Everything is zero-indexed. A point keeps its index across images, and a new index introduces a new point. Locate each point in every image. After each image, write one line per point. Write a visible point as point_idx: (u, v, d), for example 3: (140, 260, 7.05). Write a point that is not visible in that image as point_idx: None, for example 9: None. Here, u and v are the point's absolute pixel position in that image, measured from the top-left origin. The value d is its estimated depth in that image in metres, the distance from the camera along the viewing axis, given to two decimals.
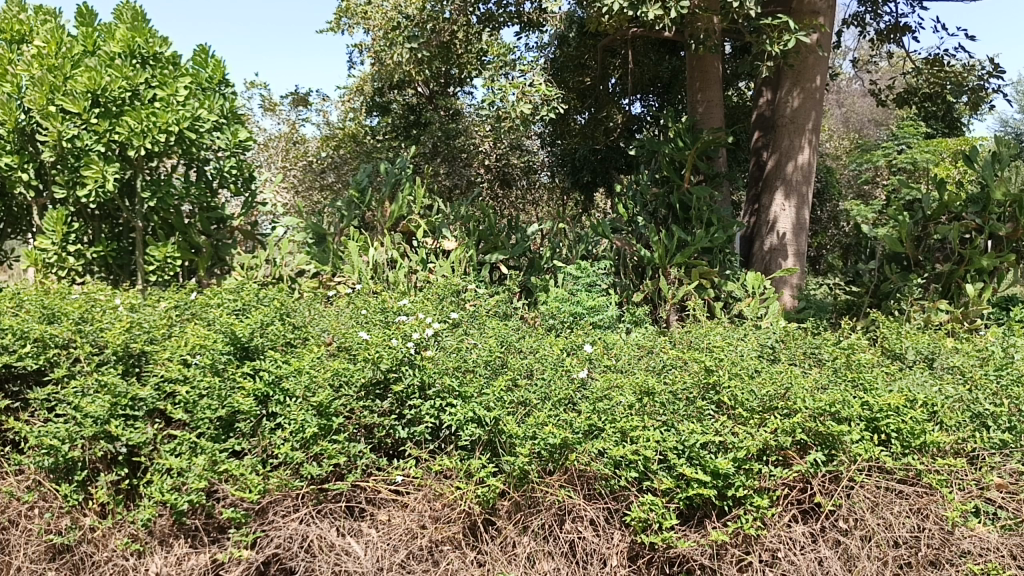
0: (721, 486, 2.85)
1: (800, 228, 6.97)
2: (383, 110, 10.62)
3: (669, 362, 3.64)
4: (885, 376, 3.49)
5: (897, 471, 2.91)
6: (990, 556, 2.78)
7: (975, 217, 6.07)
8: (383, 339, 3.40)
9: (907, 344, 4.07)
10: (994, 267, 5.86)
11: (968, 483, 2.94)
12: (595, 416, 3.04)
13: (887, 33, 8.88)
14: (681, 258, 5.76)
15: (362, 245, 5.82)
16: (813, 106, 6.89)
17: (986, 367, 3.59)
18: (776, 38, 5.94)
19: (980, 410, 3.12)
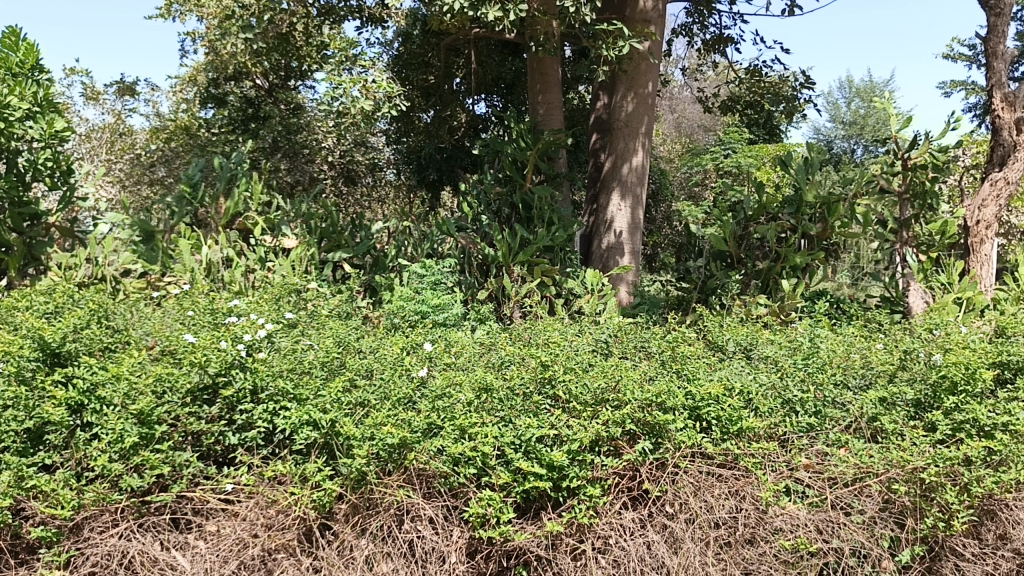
0: (556, 478, 2.93)
1: (635, 228, 7.26)
2: (218, 102, 10.31)
3: (507, 358, 3.69)
4: (706, 366, 3.70)
5: (717, 456, 3.11)
6: (798, 532, 2.92)
7: (790, 217, 6.55)
8: (211, 341, 3.26)
9: (728, 336, 4.35)
10: (806, 264, 6.35)
11: (780, 465, 3.12)
12: (434, 415, 3.05)
13: (711, 43, 9.41)
14: (523, 257, 5.91)
15: (194, 243, 5.53)
16: (646, 111, 7.21)
17: (795, 356, 3.89)
18: (612, 44, 6.18)
19: (789, 396, 3.36)
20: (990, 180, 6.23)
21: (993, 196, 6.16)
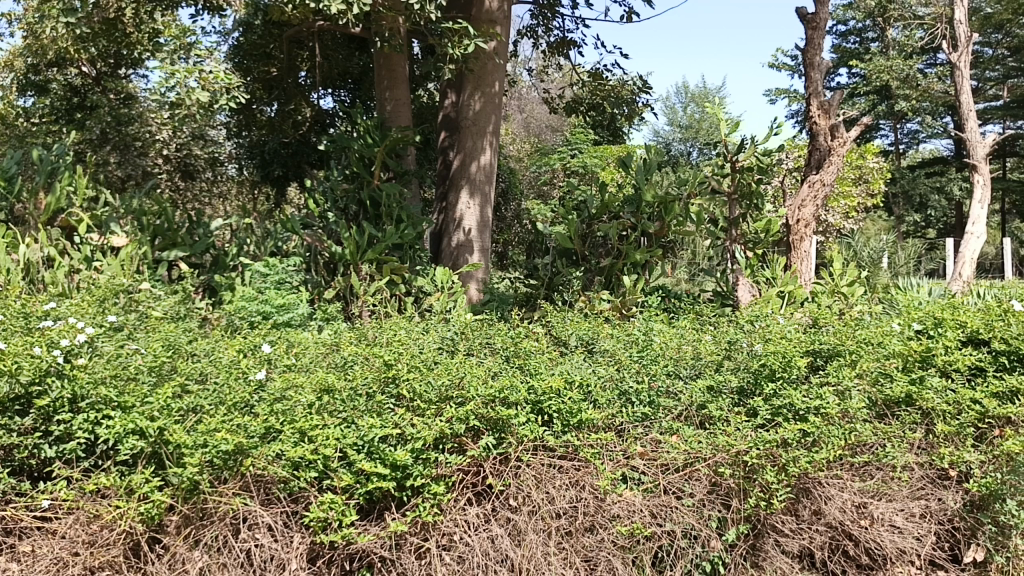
0: (399, 477, 2.91)
1: (484, 226, 7.33)
2: (39, 90, 10.20)
3: (350, 358, 3.62)
4: (548, 361, 3.78)
5: (558, 448, 3.19)
6: (634, 517, 3.08)
7: (630, 216, 6.82)
8: (24, 348, 3.01)
9: (570, 331, 4.49)
10: (646, 261, 6.64)
11: (616, 454, 3.25)
12: (272, 418, 2.94)
13: (556, 46, 9.65)
14: (372, 254, 5.81)
15: (9, 242, 5.10)
16: (493, 110, 7.31)
17: (631, 349, 4.06)
18: (457, 43, 6.21)
19: (625, 388, 3.50)
20: (809, 182, 6.65)
21: (812, 197, 6.58)
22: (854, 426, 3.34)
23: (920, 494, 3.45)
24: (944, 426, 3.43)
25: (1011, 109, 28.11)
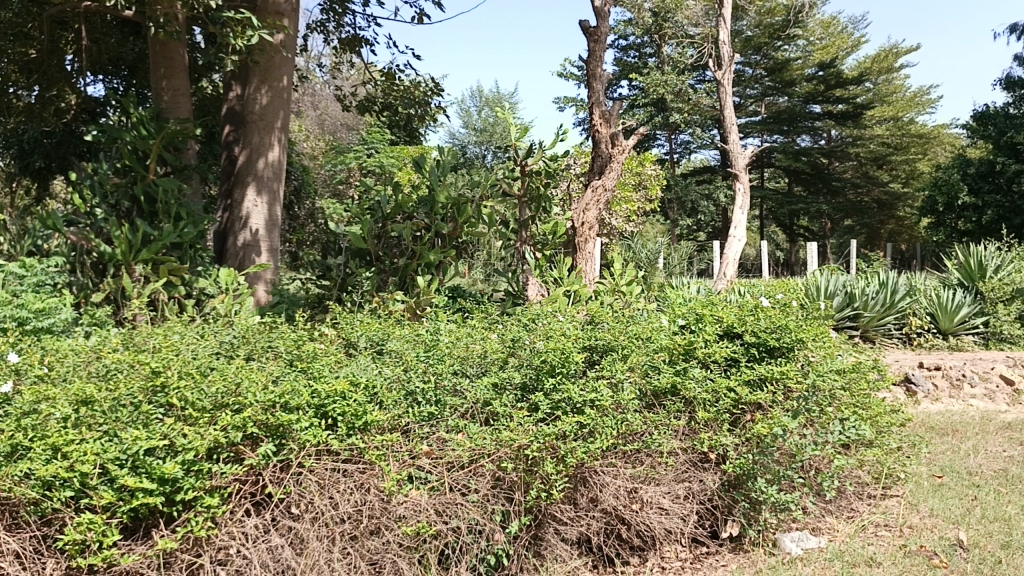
0: (169, 492, 2.73)
1: (272, 225, 7.07)
2: None
3: (114, 366, 3.35)
4: (333, 363, 3.70)
5: (342, 452, 3.11)
6: (419, 517, 3.09)
7: (423, 216, 6.81)
8: None
9: (360, 332, 4.44)
10: (439, 262, 6.71)
11: (402, 455, 3.23)
12: (19, 435, 2.70)
13: (347, 43, 9.50)
14: (147, 254, 5.40)
15: None
16: (280, 106, 7.07)
17: (418, 348, 4.06)
18: (239, 33, 5.95)
19: (412, 388, 3.50)
20: (592, 187, 7.07)
21: (594, 202, 7.01)
22: (626, 416, 3.56)
23: (683, 477, 3.78)
24: (705, 413, 3.75)
25: (767, 124, 31.16)
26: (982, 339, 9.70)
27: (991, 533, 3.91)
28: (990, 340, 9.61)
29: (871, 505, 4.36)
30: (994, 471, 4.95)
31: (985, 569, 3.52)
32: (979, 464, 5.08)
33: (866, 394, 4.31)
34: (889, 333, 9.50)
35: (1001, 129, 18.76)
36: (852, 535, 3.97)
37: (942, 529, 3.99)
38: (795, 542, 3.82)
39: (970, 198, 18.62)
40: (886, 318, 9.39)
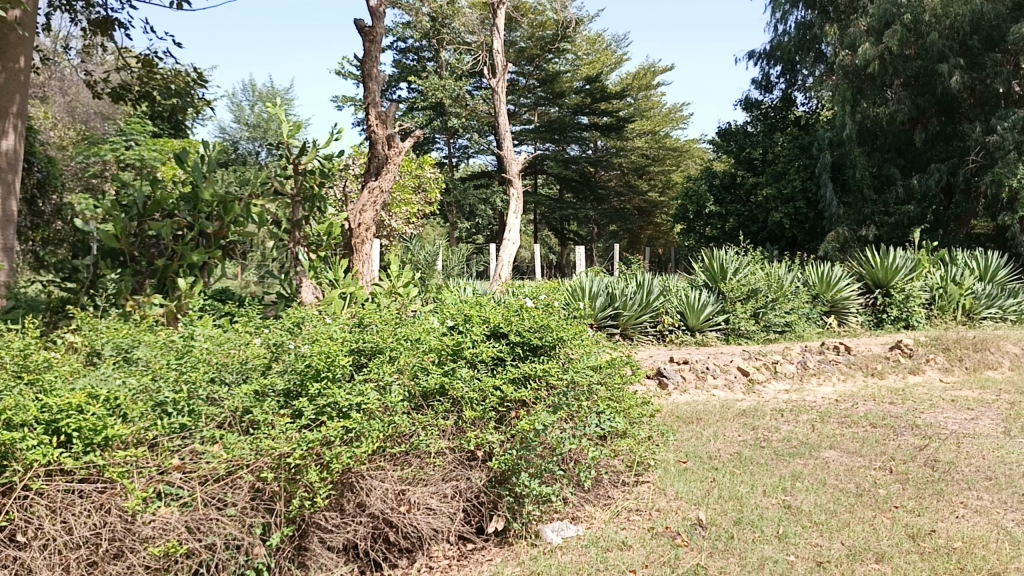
0: None
1: (6, 221, 6.33)
2: None
3: None
4: (68, 374, 3.38)
5: (77, 471, 2.88)
6: (168, 536, 2.92)
7: (186, 215, 6.42)
8: None
9: (105, 340, 4.10)
10: (203, 262, 6.36)
11: (148, 470, 3.03)
12: None
13: (97, 25, 8.76)
14: None
15: None
16: (15, 89, 6.38)
17: (169, 356, 3.79)
18: None
19: (161, 399, 3.31)
20: (369, 188, 6.91)
21: (371, 203, 6.86)
22: (393, 418, 3.54)
23: (451, 476, 3.83)
24: (471, 412, 3.84)
25: (540, 133, 32.44)
26: (723, 335, 10.63)
27: (725, 511, 4.33)
28: (730, 336, 10.57)
29: (624, 492, 4.65)
30: (730, 454, 5.48)
31: (718, 545, 3.90)
32: (718, 448, 5.61)
33: (620, 388, 4.62)
34: (645, 331, 10.33)
35: (740, 145, 20.86)
36: (607, 522, 4.22)
37: (684, 511, 4.35)
38: (555, 533, 4.03)
39: (715, 207, 20.51)
40: (643, 317, 10.20)
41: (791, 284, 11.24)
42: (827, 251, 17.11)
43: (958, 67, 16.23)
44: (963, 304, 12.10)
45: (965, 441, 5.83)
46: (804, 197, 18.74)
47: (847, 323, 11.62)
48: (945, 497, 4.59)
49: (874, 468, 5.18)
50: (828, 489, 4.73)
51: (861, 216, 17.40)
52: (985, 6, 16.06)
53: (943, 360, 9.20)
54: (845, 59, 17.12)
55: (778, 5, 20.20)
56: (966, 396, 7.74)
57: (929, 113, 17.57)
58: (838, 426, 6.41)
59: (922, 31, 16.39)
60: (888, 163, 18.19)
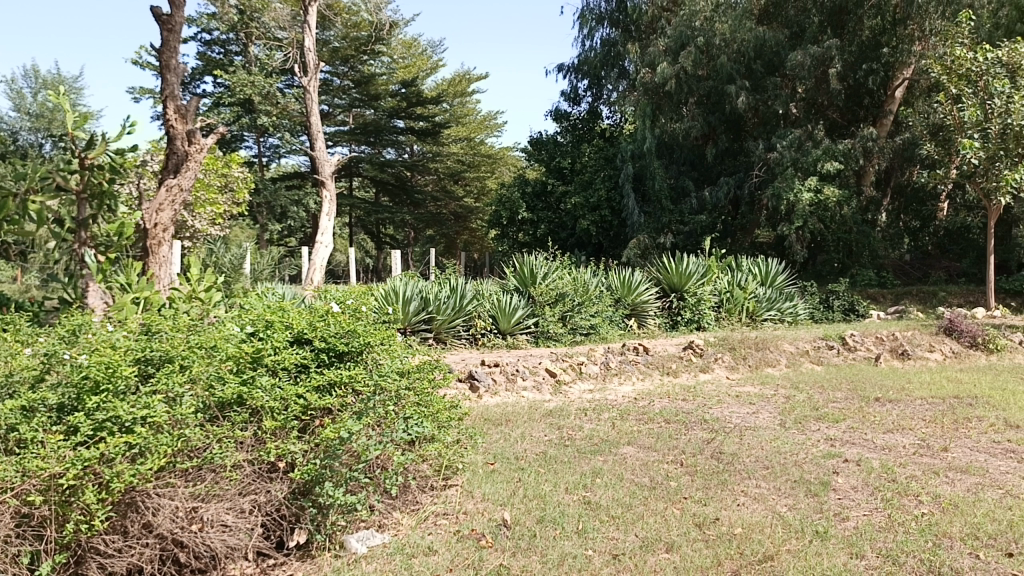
0: None
1: None
2: None
3: None
4: None
5: None
6: None
7: None
8: None
9: None
10: None
11: None
12: None
13: None
14: None
15: None
16: None
17: None
18: None
19: None
20: (166, 186, 6.50)
21: (169, 202, 6.45)
22: (183, 431, 3.32)
23: (248, 490, 3.66)
24: (271, 422, 3.68)
25: (355, 135, 31.87)
26: (533, 337, 10.91)
27: (529, 510, 4.44)
28: (539, 339, 10.87)
29: (433, 496, 4.64)
30: (535, 454, 5.63)
31: (522, 544, 3.99)
32: (524, 449, 5.74)
33: (427, 392, 4.65)
34: (458, 334, 10.43)
35: (550, 154, 21.55)
36: (414, 528, 4.20)
37: (490, 512, 4.42)
38: (360, 542, 3.96)
39: (528, 213, 21.06)
40: (456, 321, 10.32)
41: (596, 289, 11.72)
42: (630, 258, 18.04)
43: (744, 89, 17.65)
44: (747, 306, 13.15)
45: (746, 433, 6.33)
46: (609, 206, 19.64)
47: (647, 325, 12.30)
48: (728, 486, 4.95)
49: (667, 461, 5.51)
50: (625, 484, 4.97)
51: (660, 224, 18.48)
52: (766, 34, 17.61)
53: (729, 359, 9.95)
54: (646, 76, 18.11)
55: (586, 20, 21.01)
56: (748, 391, 8.43)
57: (719, 130, 18.98)
58: (635, 423, 6.77)
59: (712, 54, 17.87)
60: (683, 175, 19.45)
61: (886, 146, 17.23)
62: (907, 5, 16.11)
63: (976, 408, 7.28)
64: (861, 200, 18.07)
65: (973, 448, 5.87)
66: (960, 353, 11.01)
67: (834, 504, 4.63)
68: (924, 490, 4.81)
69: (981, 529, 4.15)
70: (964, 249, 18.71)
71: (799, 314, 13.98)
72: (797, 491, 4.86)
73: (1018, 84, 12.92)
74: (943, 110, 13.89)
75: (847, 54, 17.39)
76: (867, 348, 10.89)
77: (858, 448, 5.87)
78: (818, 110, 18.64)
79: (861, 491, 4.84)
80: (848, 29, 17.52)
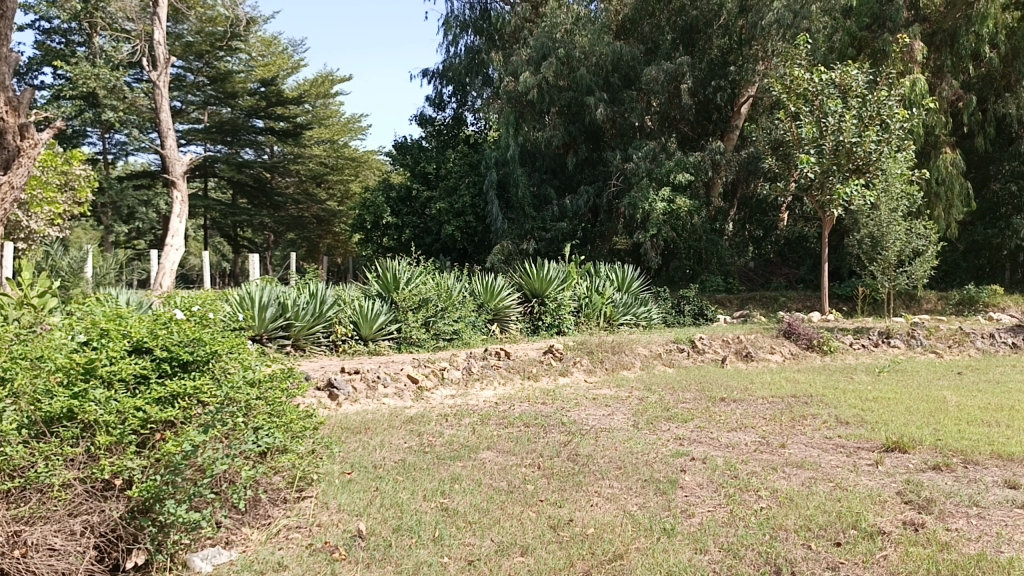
0: None
1: None
2: None
3: None
4: None
5: None
6: None
7: None
8: None
9: None
10: None
11: None
12: None
13: None
14: None
15: None
16: None
17: None
18: None
19: None
20: None
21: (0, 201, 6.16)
22: None
23: (79, 511, 3.49)
24: (105, 437, 3.48)
25: (210, 133, 30.53)
26: (395, 344, 10.81)
27: (385, 520, 4.40)
28: (402, 345, 10.79)
29: (285, 510, 4.49)
30: (394, 462, 5.56)
31: (376, 555, 3.96)
32: (382, 457, 5.66)
33: (280, 402, 4.53)
34: (318, 341, 10.18)
35: (415, 159, 21.41)
36: (263, 544, 4.08)
37: (345, 523, 4.35)
38: (204, 561, 3.81)
39: (392, 218, 20.86)
40: (315, 327, 10.08)
41: (459, 294, 11.71)
42: (494, 264, 18.18)
43: (602, 101, 18.20)
44: (605, 311, 13.55)
45: (602, 434, 6.52)
46: (473, 212, 19.73)
47: (509, 330, 12.44)
48: (582, 488, 5.06)
49: (525, 465, 5.58)
50: (483, 489, 4.99)
51: (523, 231, 18.73)
52: (623, 48, 18.28)
53: (587, 362, 10.22)
54: (509, 85, 18.32)
55: (450, 26, 20.98)
56: (604, 394, 8.67)
57: (579, 139, 19.49)
58: (495, 427, 6.82)
59: (573, 65, 18.30)
60: (545, 183, 19.80)
61: (733, 159, 18.24)
62: (752, 27, 17.12)
63: (811, 405, 7.81)
64: (711, 210, 19.03)
65: (807, 443, 6.29)
66: (798, 354, 11.79)
67: (681, 502, 4.82)
68: (763, 485, 5.09)
69: (812, 520, 4.44)
70: (803, 257, 20.05)
71: (653, 319, 14.53)
72: (647, 490, 5.03)
73: (848, 105, 13.95)
74: (784, 127, 14.81)
75: (697, 71, 18.34)
76: (715, 350, 11.45)
77: (704, 447, 6.15)
78: (672, 123, 19.47)
79: (706, 488, 5.07)
80: (699, 47, 18.69)
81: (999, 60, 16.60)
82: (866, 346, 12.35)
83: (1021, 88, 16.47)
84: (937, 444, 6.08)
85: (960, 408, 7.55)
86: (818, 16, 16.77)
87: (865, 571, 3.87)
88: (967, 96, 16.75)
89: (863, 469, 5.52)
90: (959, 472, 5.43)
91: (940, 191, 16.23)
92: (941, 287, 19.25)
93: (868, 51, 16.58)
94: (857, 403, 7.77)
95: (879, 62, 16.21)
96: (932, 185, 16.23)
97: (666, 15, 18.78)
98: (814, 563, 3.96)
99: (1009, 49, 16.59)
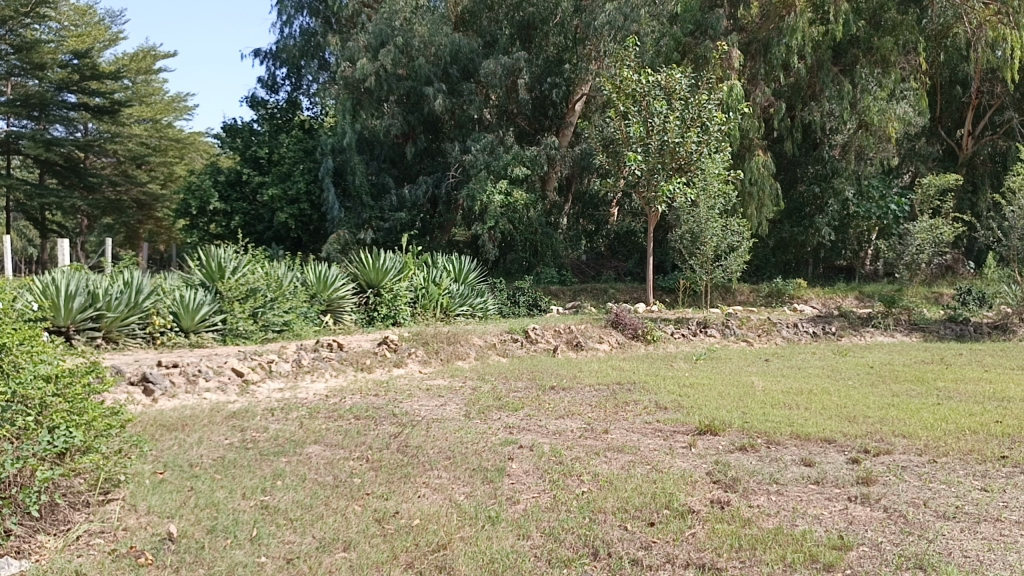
0: None
1: None
2: None
3: None
4: None
5: None
6: None
7: None
8: None
9: None
10: None
11: None
12: None
13: None
14: None
15: None
16: None
17: None
18: None
19: None
20: None
21: None
22: None
23: None
24: None
25: (13, 107, 27.87)
26: (220, 335, 10.26)
27: (199, 520, 4.20)
28: (227, 336, 10.25)
29: (88, 514, 4.17)
30: (212, 459, 5.30)
31: (186, 559, 3.78)
32: (200, 455, 5.38)
33: (81, 399, 4.21)
34: (133, 334, 9.52)
35: (246, 142, 20.55)
36: (60, 551, 3.78)
37: (154, 525, 4.12)
38: None
39: (220, 204, 19.85)
40: (130, 318, 9.46)
41: (289, 284, 11.28)
42: (330, 253, 17.68)
43: (440, 91, 18.14)
44: (441, 302, 13.51)
45: (433, 424, 6.52)
46: (307, 199, 19.11)
47: (342, 321, 12.15)
48: (409, 479, 5.02)
49: (353, 458, 5.47)
50: (307, 484, 4.85)
51: (360, 220, 18.42)
52: (461, 40, 18.34)
53: (422, 353, 10.17)
54: (346, 71, 17.73)
55: (284, 6, 20.47)
56: (439, 384, 8.66)
57: (417, 129, 19.38)
58: (325, 420, 6.64)
59: (412, 55, 18.14)
60: (383, 173, 19.44)
61: (567, 155, 18.76)
62: (585, 27, 17.80)
63: (633, 392, 8.17)
64: (546, 203, 19.48)
65: (629, 428, 6.55)
66: (624, 343, 12.34)
67: (507, 489, 4.91)
68: (586, 470, 5.26)
69: (628, 502, 4.63)
70: (631, 251, 21.02)
71: (489, 309, 14.70)
72: (475, 479, 5.07)
73: (673, 106, 14.62)
74: (614, 125, 15.27)
75: (534, 67, 18.78)
76: (548, 340, 11.70)
77: (533, 435, 6.29)
78: (509, 117, 19.67)
79: (531, 475, 5.17)
80: (535, 44, 19.10)
81: (805, 70, 17.88)
82: (685, 335, 13.09)
83: (824, 98, 17.89)
84: (744, 426, 6.52)
85: (767, 392, 8.14)
86: (646, 19, 17.44)
87: (675, 548, 4.09)
88: (777, 104, 18.01)
89: (677, 451, 5.84)
90: (763, 453, 5.84)
91: (753, 191, 17.42)
92: (754, 280, 20.65)
93: (692, 55, 17.46)
94: (675, 389, 8.19)
95: (701, 67, 17.15)
96: (746, 185, 17.39)
97: (504, 10, 18.98)
98: (628, 543, 4.13)
99: (814, 62, 17.98)
